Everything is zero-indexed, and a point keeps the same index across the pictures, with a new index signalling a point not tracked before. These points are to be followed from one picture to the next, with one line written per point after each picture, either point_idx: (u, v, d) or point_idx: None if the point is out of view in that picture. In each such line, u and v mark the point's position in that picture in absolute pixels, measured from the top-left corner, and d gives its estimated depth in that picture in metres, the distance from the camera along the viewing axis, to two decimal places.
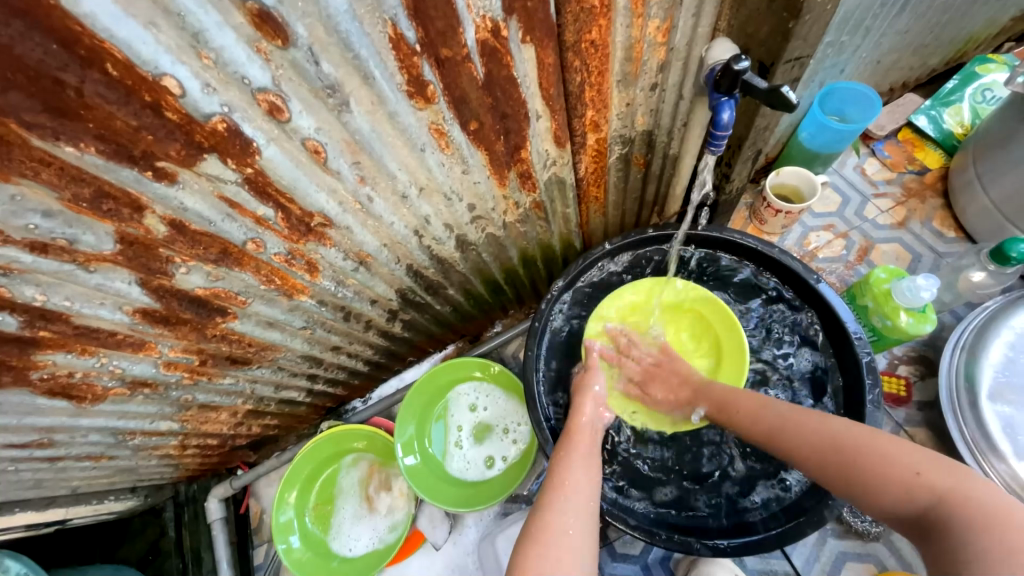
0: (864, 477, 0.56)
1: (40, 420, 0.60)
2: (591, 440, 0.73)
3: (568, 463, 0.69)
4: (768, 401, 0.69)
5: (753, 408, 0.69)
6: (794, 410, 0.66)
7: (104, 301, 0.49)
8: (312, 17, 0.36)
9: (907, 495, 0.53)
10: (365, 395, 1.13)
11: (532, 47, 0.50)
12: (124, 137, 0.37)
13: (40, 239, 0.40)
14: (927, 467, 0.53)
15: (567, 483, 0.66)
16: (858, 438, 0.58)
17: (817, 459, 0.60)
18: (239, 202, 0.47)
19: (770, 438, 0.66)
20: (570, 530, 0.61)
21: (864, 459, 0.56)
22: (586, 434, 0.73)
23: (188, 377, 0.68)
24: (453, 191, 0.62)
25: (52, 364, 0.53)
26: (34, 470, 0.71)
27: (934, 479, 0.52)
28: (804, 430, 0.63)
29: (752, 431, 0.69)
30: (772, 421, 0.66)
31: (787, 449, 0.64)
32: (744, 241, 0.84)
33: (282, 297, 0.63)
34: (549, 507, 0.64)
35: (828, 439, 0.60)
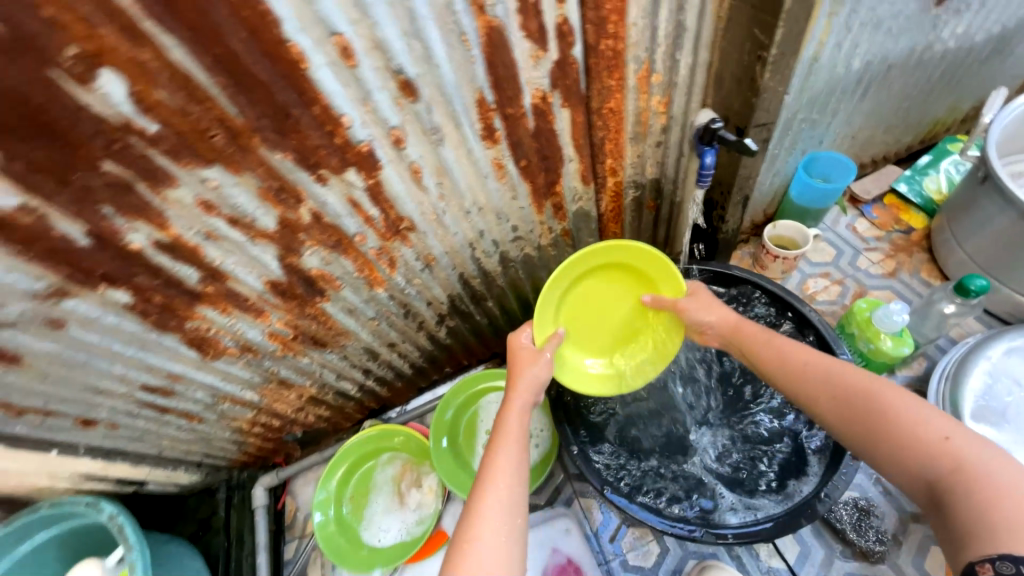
0: (889, 433, 0.59)
1: (174, 367, 0.78)
2: (514, 435, 0.70)
3: (492, 467, 0.65)
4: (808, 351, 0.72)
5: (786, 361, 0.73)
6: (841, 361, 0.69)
7: (252, 269, 0.69)
8: (433, 84, 0.58)
9: (932, 460, 0.56)
10: (401, 405, 1.26)
11: (568, 109, 0.71)
12: (308, 152, 0.58)
13: (236, 215, 0.61)
14: (959, 437, 0.56)
15: (485, 500, 0.61)
16: (893, 399, 0.61)
17: (841, 414, 0.64)
18: (359, 203, 0.67)
19: (800, 383, 0.70)
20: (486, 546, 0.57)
21: (894, 417, 0.60)
22: (511, 434, 0.70)
23: (280, 349, 0.86)
24: (502, 212, 0.82)
25: (202, 317, 0.72)
26: (148, 419, 0.87)
27: (959, 447, 0.55)
28: (838, 381, 0.66)
29: (787, 380, 0.72)
30: (802, 373, 0.71)
31: (814, 399, 0.68)
32: (725, 271, 1.02)
33: (365, 286, 0.82)
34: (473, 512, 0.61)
35: (861, 394, 0.64)
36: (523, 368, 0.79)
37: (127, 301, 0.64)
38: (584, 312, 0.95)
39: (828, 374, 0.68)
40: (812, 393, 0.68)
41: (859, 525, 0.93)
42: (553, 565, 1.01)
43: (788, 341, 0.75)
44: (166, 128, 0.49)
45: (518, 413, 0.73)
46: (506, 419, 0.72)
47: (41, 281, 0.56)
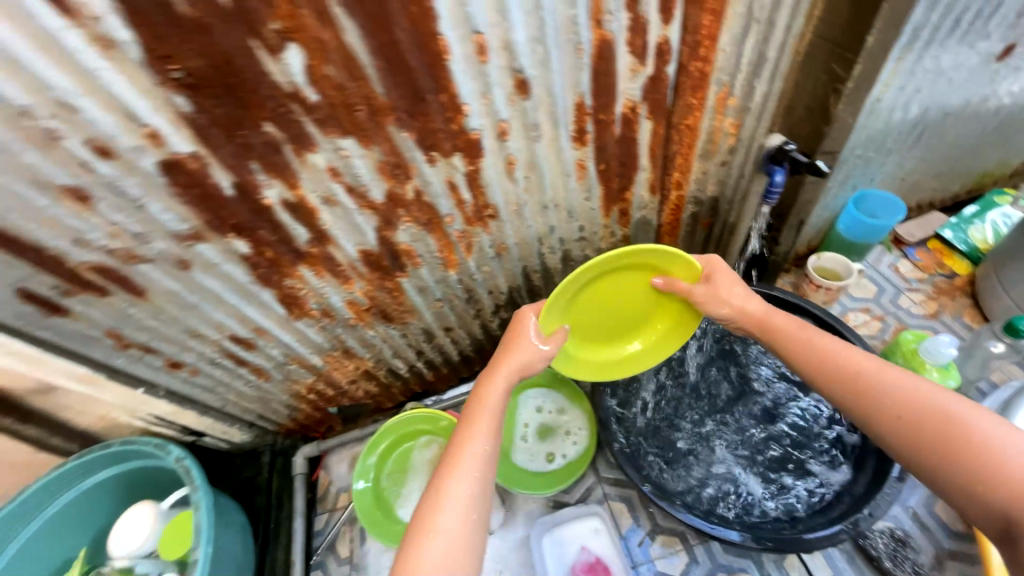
0: (962, 462, 0.57)
1: (262, 321, 0.85)
2: (493, 414, 0.72)
3: (458, 449, 0.67)
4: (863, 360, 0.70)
5: (839, 370, 0.71)
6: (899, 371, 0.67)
7: (352, 237, 0.76)
8: (543, 85, 0.66)
9: (1009, 499, 0.53)
10: (438, 394, 1.30)
11: (651, 121, 0.77)
12: (427, 134, 0.66)
13: (355, 185, 0.68)
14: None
15: (448, 484, 0.64)
16: (968, 425, 0.59)
17: (907, 436, 0.62)
18: (456, 187, 0.74)
19: (854, 396, 0.68)
20: (446, 532, 0.60)
21: (969, 445, 0.58)
22: (486, 410, 0.72)
23: (354, 318, 0.92)
24: (574, 211, 0.88)
25: (299, 277, 0.79)
26: (223, 370, 0.94)
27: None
28: (906, 400, 0.64)
29: (837, 389, 0.71)
30: (863, 386, 0.68)
31: (877, 416, 0.66)
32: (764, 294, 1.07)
33: (441, 266, 0.88)
34: (435, 488, 0.64)
35: (934, 417, 0.61)
36: (514, 349, 0.79)
37: (246, 252, 0.71)
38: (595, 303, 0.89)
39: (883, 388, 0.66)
40: (866, 407, 0.67)
41: (895, 555, 0.93)
42: (582, 565, 1.01)
43: (849, 347, 0.73)
44: (323, 100, 0.57)
45: (497, 388, 0.75)
46: (482, 395, 0.74)
47: (185, 223, 0.64)
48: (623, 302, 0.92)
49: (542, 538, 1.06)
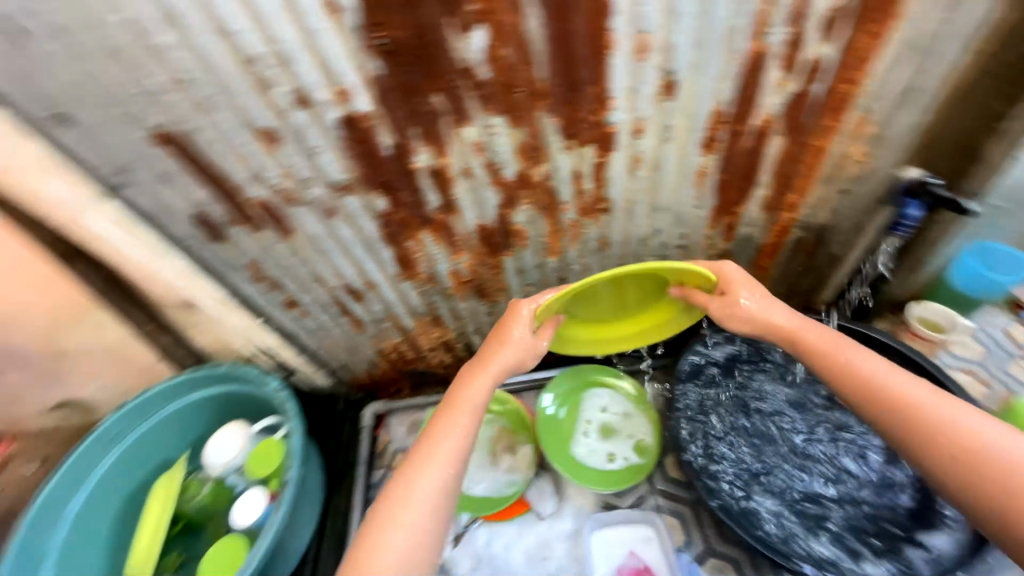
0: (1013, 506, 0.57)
1: (375, 276, 0.93)
2: (472, 410, 0.77)
3: (428, 444, 0.74)
4: (908, 388, 0.67)
5: (886, 396, 0.68)
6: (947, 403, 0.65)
7: (476, 210, 0.82)
8: (689, 89, 0.68)
9: None
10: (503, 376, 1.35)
11: (784, 139, 0.77)
12: (571, 122, 0.70)
13: (493, 161, 0.74)
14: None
15: (414, 480, 0.70)
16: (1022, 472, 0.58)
17: (959, 472, 0.61)
18: (581, 176, 0.78)
19: (901, 424, 0.66)
20: (409, 526, 0.67)
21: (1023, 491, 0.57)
22: (466, 406, 0.76)
23: (453, 287, 0.99)
24: (682, 217, 0.90)
25: (419, 240, 0.86)
26: (329, 316, 1.02)
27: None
28: (957, 437, 0.62)
29: (880, 413, 0.68)
30: (914, 416, 0.66)
31: (925, 450, 0.64)
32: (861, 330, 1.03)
33: (543, 251, 0.93)
34: (399, 482, 0.71)
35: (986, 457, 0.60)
36: (500, 346, 0.80)
37: (385, 209, 0.79)
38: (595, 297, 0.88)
39: (931, 417, 0.64)
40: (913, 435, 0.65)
41: None
42: (629, 569, 1.04)
43: (890, 374, 0.70)
44: (493, 78, 0.63)
45: (478, 385, 0.78)
46: (457, 393, 0.78)
47: (344, 175, 0.72)
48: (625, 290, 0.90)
49: (592, 534, 1.09)
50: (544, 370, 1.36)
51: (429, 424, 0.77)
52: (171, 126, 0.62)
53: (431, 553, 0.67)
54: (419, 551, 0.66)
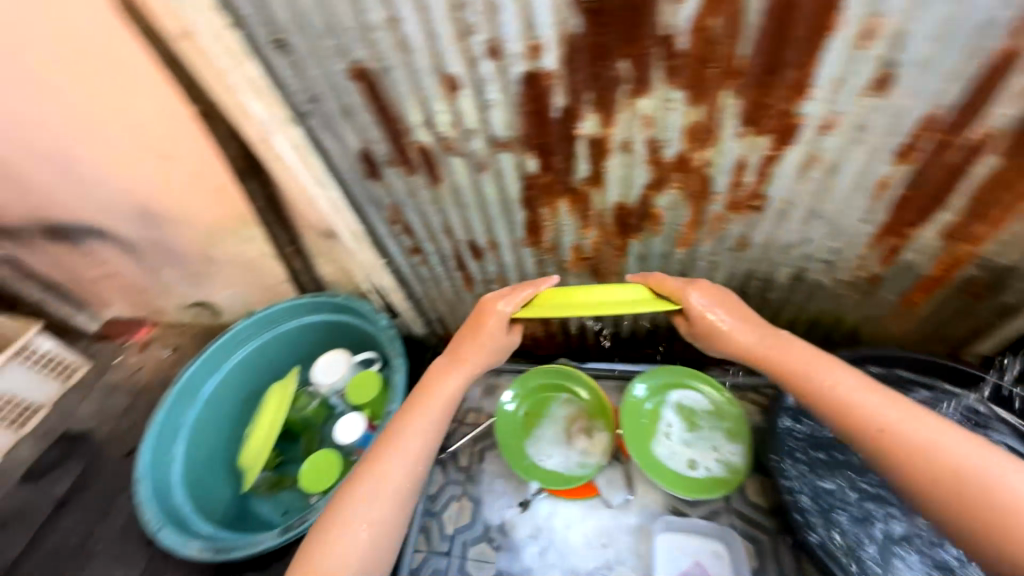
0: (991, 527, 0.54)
1: (502, 238, 0.95)
2: (441, 404, 0.82)
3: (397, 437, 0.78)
4: (872, 400, 0.66)
5: (853, 413, 0.66)
6: (909, 412, 0.64)
7: (621, 187, 0.81)
8: (905, 87, 0.60)
9: None
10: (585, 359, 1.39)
11: (1002, 161, 0.65)
12: (756, 107, 0.65)
13: (658, 138, 0.72)
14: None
15: (374, 471, 0.75)
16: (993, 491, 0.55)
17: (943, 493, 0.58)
18: (744, 167, 0.74)
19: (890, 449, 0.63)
20: (366, 517, 0.72)
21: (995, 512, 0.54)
22: (435, 399, 0.82)
23: (572, 261, 0.98)
24: (840, 230, 0.82)
25: (556, 208, 0.86)
26: (443, 268, 1.07)
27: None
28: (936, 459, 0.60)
29: (847, 429, 0.66)
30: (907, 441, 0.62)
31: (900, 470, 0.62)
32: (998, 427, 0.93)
33: (674, 240, 0.90)
34: (359, 477, 0.75)
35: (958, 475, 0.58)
36: (474, 342, 0.84)
37: (533, 172, 0.79)
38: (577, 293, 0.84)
39: (893, 430, 0.63)
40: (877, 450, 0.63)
41: None
42: None
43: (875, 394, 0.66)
44: (690, 50, 0.60)
45: (446, 378, 0.83)
46: (427, 384, 0.84)
47: (508, 131, 0.73)
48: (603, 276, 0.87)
49: (658, 535, 1.09)
50: (623, 364, 1.35)
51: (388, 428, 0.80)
52: (369, 62, 0.66)
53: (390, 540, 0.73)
54: (383, 532, 0.72)
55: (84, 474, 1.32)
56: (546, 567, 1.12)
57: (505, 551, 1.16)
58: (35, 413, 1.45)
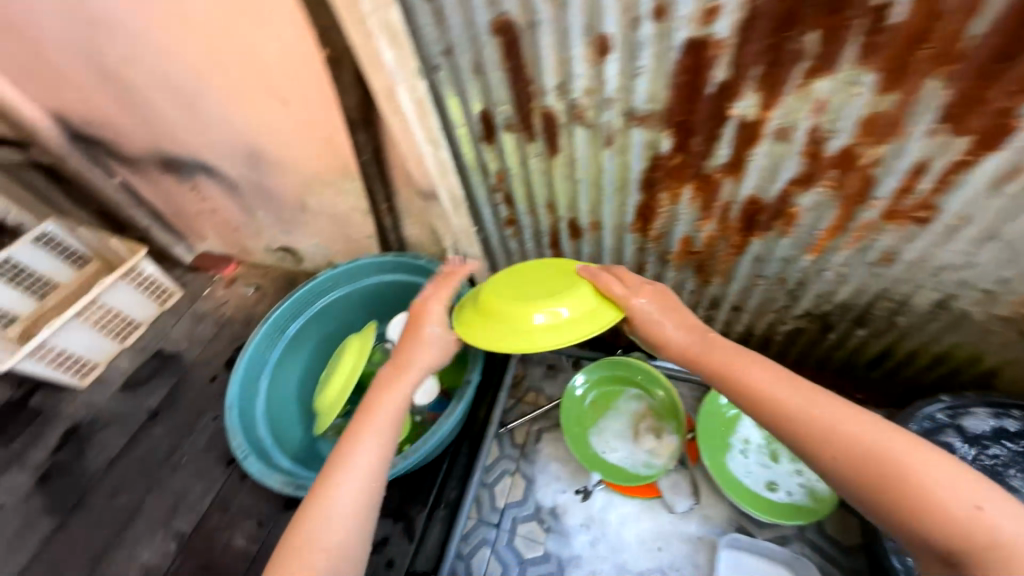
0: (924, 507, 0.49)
1: (607, 220, 0.89)
2: (386, 415, 0.74)
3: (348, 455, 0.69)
4: (804, 392, 0.60)
5: (775, 404, 0.61)
6: (840, 402, 0.58)
7: (760, 180, 0.73)
8: None
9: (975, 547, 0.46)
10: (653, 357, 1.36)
11: None
12: (964, 101, 0.55)
13: (824, 128, 0.63)
14: (990, 504, 0.47)
15: (333, 493, 0.65)
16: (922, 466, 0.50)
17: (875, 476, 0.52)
18: (921, 172, 0.64)
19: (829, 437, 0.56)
20: (333, 544, 0.61)
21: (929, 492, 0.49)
22: (380, 412, 0.74)
23: (678, 254, 0.92)
24: (1017, 257, 0.70)
25: (677, 195, 0.79)
26: (535, 244, 1.03)
27: (993, 518, 0.46)
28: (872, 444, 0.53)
29: (779, 423, 0.60)
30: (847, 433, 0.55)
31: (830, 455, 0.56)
32: None
33: (803, 245, 0.81)
34: (311, 508, 0.64)
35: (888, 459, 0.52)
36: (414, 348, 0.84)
37: (664, 152, 0.73)
38: (514, 296, 0.84)
39: (831, 419, 0.56)
40: (810, 442, 0.57)
41: None
42: None
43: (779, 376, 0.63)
44: (903, 25, 0.51)
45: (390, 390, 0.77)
46: (375, 399, 0.76)
47: (649, 104, 0.67)
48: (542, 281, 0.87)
49: (722, 552, 1.03)
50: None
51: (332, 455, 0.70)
52: (516, 15, 0.62)
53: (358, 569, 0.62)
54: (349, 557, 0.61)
55: (173, 390, 1.43)
56: (594, 559, 1.10)
57: (555, 534, 1.15)
58: (136, 329, 1.57)
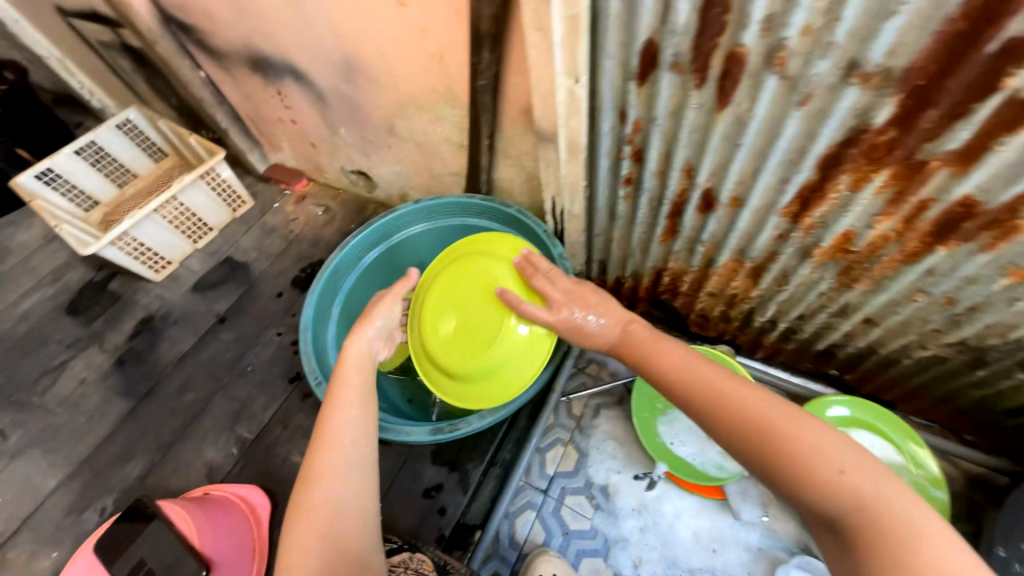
0: (790, 464, 0.52)
1: (753, 198, 0.76)
2: (357, 377, 0.78)
3: (329, 425, 0.72)
4: (706, 373, 0.63)
5: (666, 372, 0.67)
6: (735, 379, 0.61)
7: (992, 180, 0.57)
8: None
9: (835, 499, 0.48)
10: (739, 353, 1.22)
11: None
12: None
13: None
14: (854, 470, 0.49)
15: (323, 465, 0.69)
16: (792, 426, 0.54)
17: (747, 437, 0.56)
18: None
19: (711, 409, 0.60)
20: (336, 513, 0.67)
21: (793, 446, 0.52)
22: (353, 381, 0.77)
23: (825, 250, 0.79)
24: None
25: (865, 182, 0.65)
26: (650, 211, 0.91)
27: (856, 482, 0.48)
28: (754, 410, 0.57)
29: (678, 395, 0.65)
30: (728, 402, 0.59)
31: (713, 419, 0.60)
32: None
33: (1004, 266, 0.66)
34: (303, 486, 0.68)
35: (763, 421, 0.55)
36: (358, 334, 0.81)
37: (874, 126, 0.58)
38: (460, 344, 0.91)
39: (728, 396, 0.59)
40: (709, 418, 0.60)
41: None
42: None
43: (679, 348, 0.69)
44: None
45: (353, 357, 0.79)
46: (344, 372, 0.78)
47: (887, 59, 0.52)
48: (476, 316, 0.90)
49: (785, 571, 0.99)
50: (781, 370, 1.19)
51: (315, 437, 0.72)
52: None
53: (366, 518, 0.69)
54: (354, 509, 0.68)
55: (241, 298, 1.44)
56: (642, 546, 1.07)
57: (603, 513, 1.11)
58: (208, 233, 1.56)
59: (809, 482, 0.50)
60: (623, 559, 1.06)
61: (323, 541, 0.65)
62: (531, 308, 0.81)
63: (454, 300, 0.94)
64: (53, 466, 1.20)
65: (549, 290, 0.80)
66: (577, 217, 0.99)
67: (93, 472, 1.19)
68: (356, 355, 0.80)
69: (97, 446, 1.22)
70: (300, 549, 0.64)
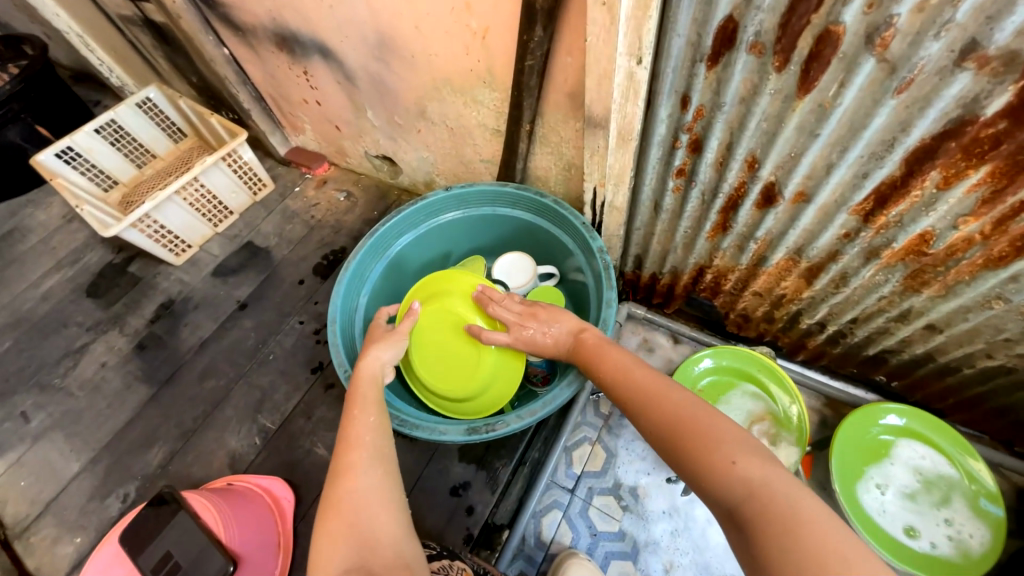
0: (696, 457, 0.55)
1: (823, 194, 0.70)
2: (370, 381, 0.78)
3: (352, 426, 0.70)
4: (636, 375, 0.69)
5: (606, 376, 0.73)
6: (660, 382, 0.66)
7: None
8: None
9: (731, 489, 0.51)
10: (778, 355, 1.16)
11: None
12: None
13: None
14: (745, 461, 0.52)
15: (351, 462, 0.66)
16: (702, 423, 0.58)
17: (664, 433, 0.60)
18: None
19: (638, 407, 0.65)
20: (365, 508, 0.62)
21: (698, 440, 0.56)
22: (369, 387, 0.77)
23: (894, 252, 0.73)
24: None
25: (955, 181, 0.60)
26: (700, 204, 0.85)
27: (745, 472, 0.51)
28: (674, 408, 0.61)
29: (615, 394, 0.71)
30: (651, 402, 0.64)
31: (640, 416, 0.65)
32: None
33: None
34: (331, 486, 0.64)
35: (678, 418, 0.60)
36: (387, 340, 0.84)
37: (982, 117, 0.53)
38: (445, 375, 0.99)
39: (652, 396, 0.65)
40: (636, 416, 0.65)
41: None
42: None
43: (619, 351, 0.75)
44: None
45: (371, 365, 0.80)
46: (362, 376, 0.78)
47: (1012, 40, 0.47)
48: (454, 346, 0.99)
49: None
50: (820, 373, 1.14)
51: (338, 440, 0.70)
52: None
53: (398, 515, 0.64)
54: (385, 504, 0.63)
55: (262, 285, 1.41)
56: (673, 550, 1.04)
57: (631, 514, 1.08)
58: (228, 216, 1.52)
59: (707, 472, 0.54)
60: (653, 562, 1.03)
61: (356, 538, 0.59)
62: (494, 334, 0.89)
63: (427, 343, 1.01)
64: (76, 450, 1.19)
65: (505, 314, 0.89)
66: (619, 209, 0.93)
67: (115, 458, 1.18)
68: (371, 374, 0.79)
69: (118, 432, 1.21)
70: (330, 553, 0.58)
